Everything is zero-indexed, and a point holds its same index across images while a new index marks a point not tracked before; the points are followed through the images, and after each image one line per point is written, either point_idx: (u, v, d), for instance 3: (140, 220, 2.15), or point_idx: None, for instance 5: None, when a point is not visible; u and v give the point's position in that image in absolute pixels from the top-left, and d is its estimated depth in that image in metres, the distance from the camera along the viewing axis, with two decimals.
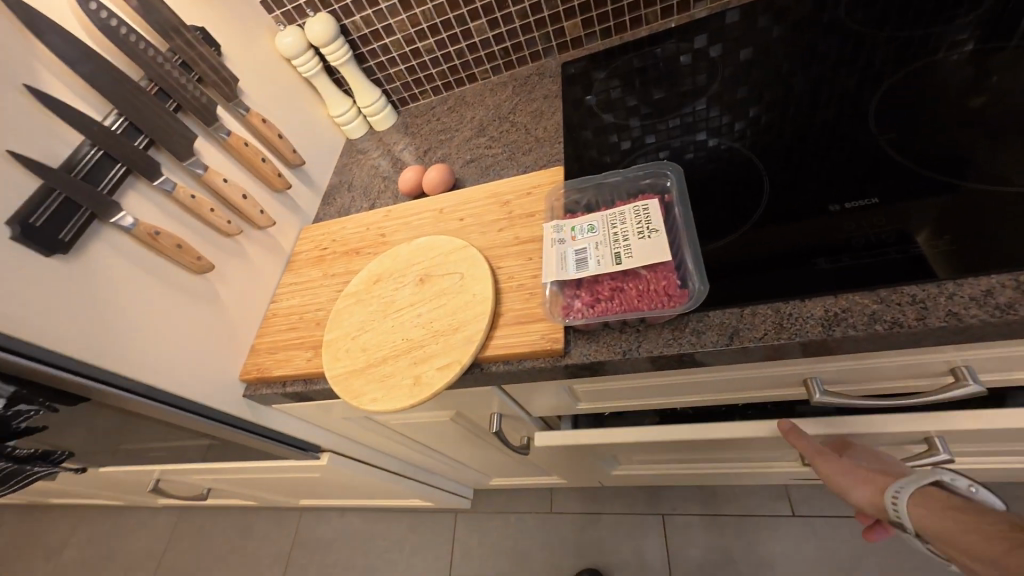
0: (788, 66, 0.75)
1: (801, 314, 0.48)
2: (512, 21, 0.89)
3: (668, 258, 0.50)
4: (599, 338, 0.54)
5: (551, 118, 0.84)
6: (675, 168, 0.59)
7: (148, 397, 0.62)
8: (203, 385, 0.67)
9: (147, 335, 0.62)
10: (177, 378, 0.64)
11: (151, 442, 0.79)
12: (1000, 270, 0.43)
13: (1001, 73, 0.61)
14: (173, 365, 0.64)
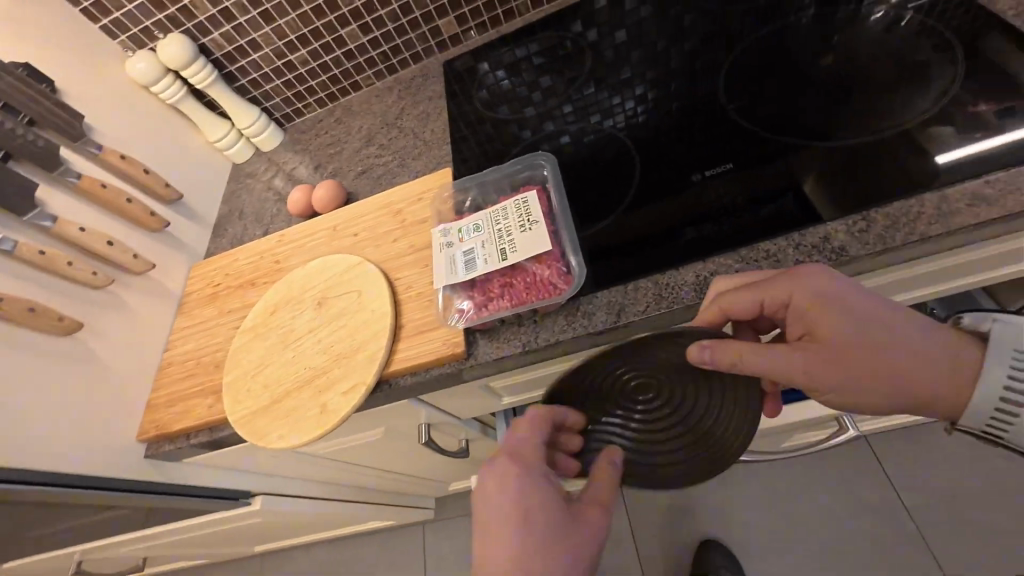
0: (658, 45, 0.78)
1: (676, 283, 0.50)
2: (383, 23, 0.87)
3: (549, 247, 0.51)
4: (499, 335, 0.55)
5: (437, 119, 0.83)
6: (548, 157, 0.61)
7: (23, 481, 0.56)
8: (93, 455, 0.62)
9: (8, 412, 0.56)
10: (57, 454, 0.58)
11: (50, 526, 0.72)
12: (835, 218, 0.48)
13: (841, 33, 0.65)
14: (48, 440, 0.58)
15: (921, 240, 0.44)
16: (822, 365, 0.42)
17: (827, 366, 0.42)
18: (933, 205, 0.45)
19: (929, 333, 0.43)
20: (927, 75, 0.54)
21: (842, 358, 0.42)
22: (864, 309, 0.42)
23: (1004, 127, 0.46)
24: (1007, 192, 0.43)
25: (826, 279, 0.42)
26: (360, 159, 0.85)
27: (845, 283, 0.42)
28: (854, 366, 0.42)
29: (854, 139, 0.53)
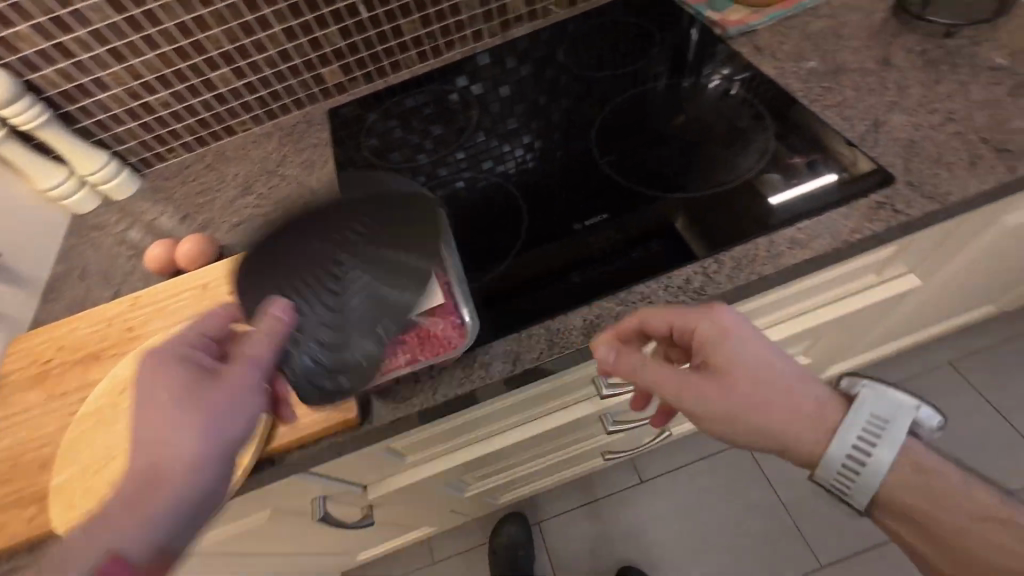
0: (537, 102, 0.84)
1: (565, 328, 0.53)
2: (259, 68, 0.83)
3: (442, 300, 0.51)
4: (396, 393, 0.53)
5: (323, 168, 0.81)
6: (437, 209, 0.62)
7: None
8: None
9: None
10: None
11: None
12: (692, 261, 0.54)
13: (687, 101, 0.73)
14: None
15: (759, 278, 0.52)
16: (698, 386, 0.48)
17: (706, 388, 0.47)
18: (765, 248, 0.54)
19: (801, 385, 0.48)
20: (749, 139, 0.64)
21: (725, 386, 0.47)
22: (757, 351, 0.48)
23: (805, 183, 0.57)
24: (814, 236, 0.53)
25: (732, 319, 0.48)
26: (236, 209, 0.78)
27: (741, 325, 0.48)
28: (739, 407, 0.47)
29: (704, 192, 0.60)
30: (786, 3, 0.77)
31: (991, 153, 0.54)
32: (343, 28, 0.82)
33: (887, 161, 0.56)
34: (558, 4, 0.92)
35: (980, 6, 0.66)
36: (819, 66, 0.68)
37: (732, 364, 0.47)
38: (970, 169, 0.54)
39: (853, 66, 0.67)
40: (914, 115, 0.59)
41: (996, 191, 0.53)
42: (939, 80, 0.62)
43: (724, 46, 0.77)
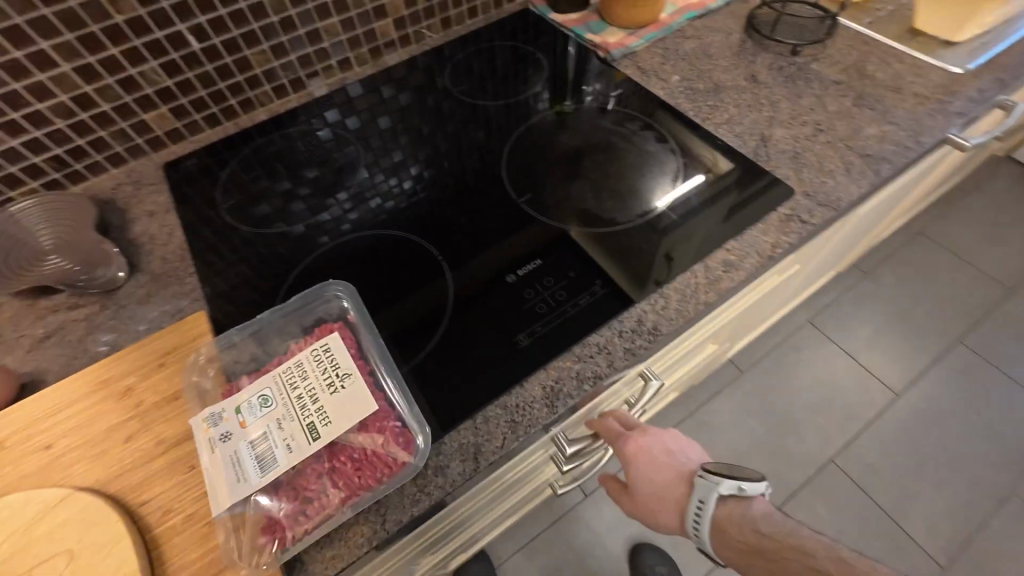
0: (428, 135, 0.76)
1: (525, 401, 0.46)
2: (47, 121, 0.60)
3: (374, 406, 0.41)
4: (333, 538, 0.40)
5: (168, 242, 0.62)
6: (342, 285, 0.51)
7: None
8: None
9: None
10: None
11: None
12: (640, 298, 0.51)
13: (576, 118, 0.73)
14: None
15: (705, 307, 0.51)
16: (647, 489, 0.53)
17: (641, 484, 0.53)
18: (703, 274, 0.53)
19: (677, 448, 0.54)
20: (657, 164, 0.63)
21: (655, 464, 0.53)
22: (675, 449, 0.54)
23: (720, 202, 0.58)
24: (743, 255, 0.54)
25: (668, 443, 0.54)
26: (37, 314, 0.56)
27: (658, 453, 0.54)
28: (650, 468, 0.53)
29: (627, 219, 0.58)
30: (655, 26, 0.80)
31: (858, 159, 0.61)
32: (166, 62, 0.65)
33: (782, 173, 0.60)
34: (432, 28, 0.84)
35: (812, 28, 0.76)
36: (700, 85, 0.71)
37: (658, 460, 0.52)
38: (847, 175, 0.59)
39: (728, 84, 0.71)
40: (791, 128, 0.65)
41: (869, 192, 0.59)
42: (800, 94, 0.68)
43: (610, 69, 0.76)
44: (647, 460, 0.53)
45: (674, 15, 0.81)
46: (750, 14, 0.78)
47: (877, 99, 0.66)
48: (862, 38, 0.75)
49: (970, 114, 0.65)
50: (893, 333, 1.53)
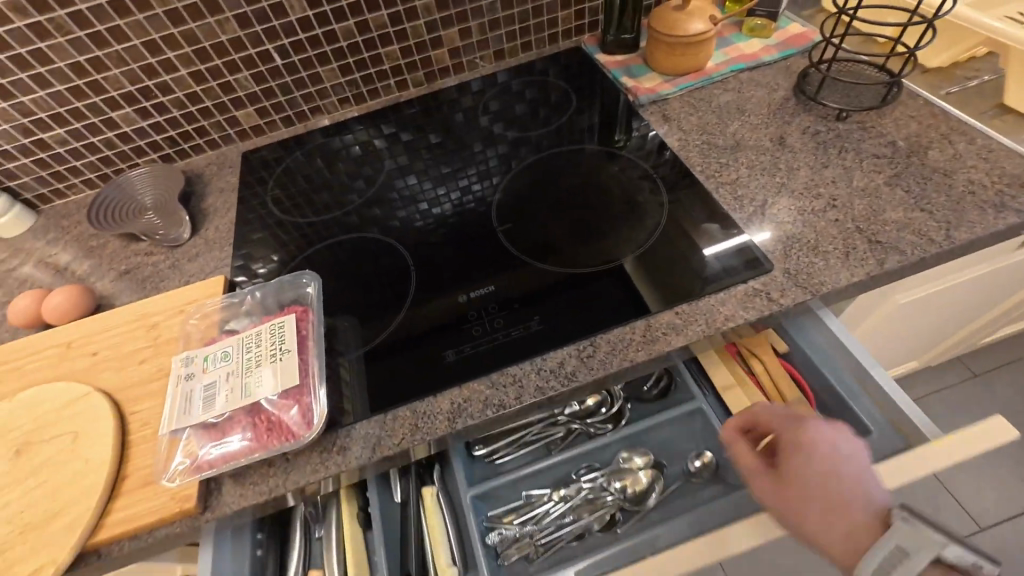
0: (454, 155, 0.84)
1: (432, 411, 0.51)
2: (167, 109, 0.80)
3: (296, 382, 0.49)
4: (245, 480, 0.49)
5: (225, 216, 0.78)
6: (310, 276, 0.60)
7: None
8: None
9: None
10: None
11: None
12: (569, 342, 0.53)
13: (585, 162, 0.76)
14: None
15: (631, 364, 0.51)
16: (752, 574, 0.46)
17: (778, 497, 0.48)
18: (640, 332, 0.53)
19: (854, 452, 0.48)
20: (643, 214, 0.65)
21: (810, 492, 0.46)
22: (830, 465, 0.47)
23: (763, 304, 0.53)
24: (689, 322, 0.53)
25: (827, 447, 0.48)
26: (127, 255, 0.74)
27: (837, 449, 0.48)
28: (804, 478, 0.47)
29: (586, 265, 0.61)
30: (697, 74, 0.78)
31: (864, 244, 0.55)
32: (256, 73, 0.81)
33: (768, 246, 0.57)
34: (485, 58, 0.92)
35: (865, 95, 0.69)
36: (720, 141, 0.69)
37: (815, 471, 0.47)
38: (842, 260, 0.54)
39: (750, 143, 0.68)
40: (799, 199, 0.60)
41: (865, 283, 0.53)
42: (827, 163, 0.63)
43: (636, 113, 0.78)
44: (800, 467, 0.48)
45: (720, 65, 0.79)
46: (803, 71, 0.73)
47: (918, 181, 0.59)
48: (931, 109, 0.66)
49: None
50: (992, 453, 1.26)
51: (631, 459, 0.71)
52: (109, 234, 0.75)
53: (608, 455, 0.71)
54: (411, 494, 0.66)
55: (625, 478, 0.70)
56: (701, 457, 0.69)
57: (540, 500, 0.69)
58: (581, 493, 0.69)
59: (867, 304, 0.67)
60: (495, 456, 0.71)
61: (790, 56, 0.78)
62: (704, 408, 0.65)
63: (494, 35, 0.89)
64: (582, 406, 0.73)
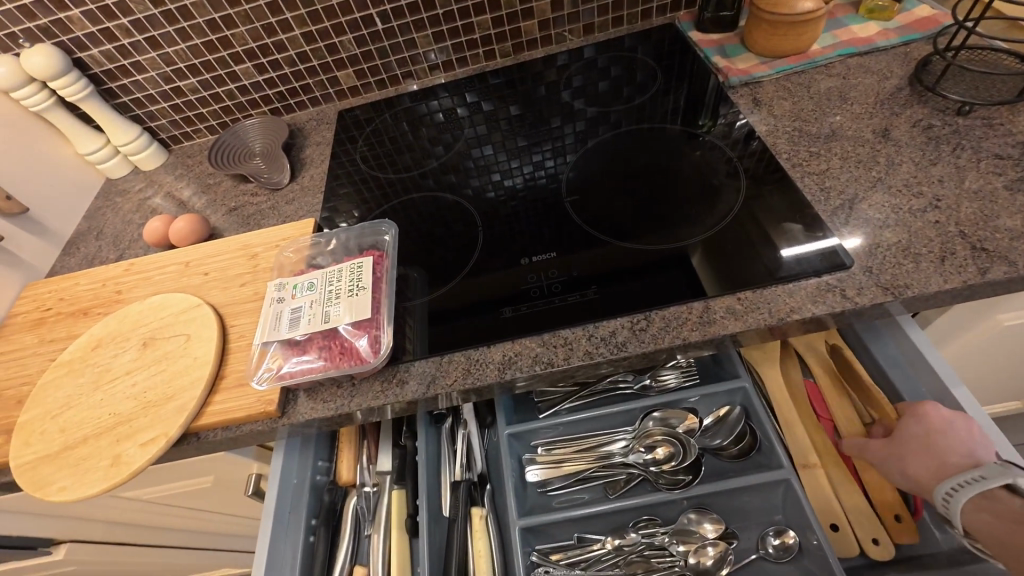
0: (532, 127, 0.85)
1: (484, 360, 0.54)
2: (280, 66, 0.89)
3: (369, 315, 0.54)
4: (318, 395, 0.56)
5: (319, 167, 0.86)
6: (390, 224, 0.66)
7: None
8: None
9: None
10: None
11: None
12: (622, 314, 0.54)
13: (662, 142, 0.75)
14: None
15: (683, 343, 0.51)
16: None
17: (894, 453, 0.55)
18: (697, 313, 0.53)
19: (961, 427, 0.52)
20: (716, 200, 0.64)
21: (921, 449, 0.53)
22: (941, 429, 0.52)
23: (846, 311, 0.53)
24: (750, 309, 0.52)
25: (942, 416, 0.53)
26: (237, 194, 0.84)
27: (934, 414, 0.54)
28: (910, 436, 0.54)
29: (647, 242, 0.61)
30: (797, 58, 0.74)
31: (967, 250, 0.50)
32: (359, 37, 0.87)
33: (850, 241, 0.54)
34: (573, 32, 0.92)
35: (995, 88, 0.61)
36: (814, 129, 0.65)
37: (956, 435, 0.52)
38: (936, 264, 0.50)
39: (848, 134, 0.63)
40: (896, 196, 0.56)
41: (961, 291, 0.49)
42: (935, 160, 0.57)
43: (725, 95, 0.75)
44: (916, 429, 0.54)
45: (826, 48, 0.73)
46: (924, 59, 0.66)
47: None
48: None
49: None
50: None
51: (699, 522, 0.66)
52: (224, 174, 0.86)
53: (672, 511, 0.67)
54: (460, 510, 0.64)
55: (691, 543, 0.65)
56: (782, 536, 0.62)
57: (593, 546, 0.66)
58: (638, 548, 0.66)
59: (958, 319, 0.62)
60: (548, 488, 0.69)
61: (912, 41, 0.70)
62: (792, 483, 0.58)
63: (585, 8, 0.88)
64: (652, 454, 0.69)
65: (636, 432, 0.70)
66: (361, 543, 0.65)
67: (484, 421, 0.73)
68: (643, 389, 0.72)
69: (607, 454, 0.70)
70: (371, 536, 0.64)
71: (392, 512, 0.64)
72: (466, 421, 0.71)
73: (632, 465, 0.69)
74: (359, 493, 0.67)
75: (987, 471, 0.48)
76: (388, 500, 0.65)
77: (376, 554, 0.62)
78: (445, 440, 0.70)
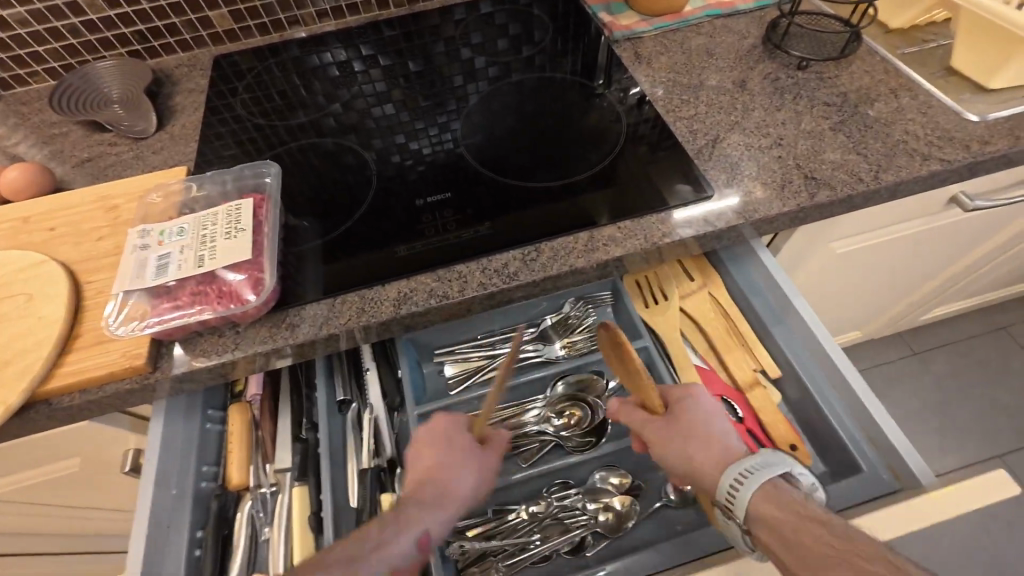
0: (428, 80, 0.84)
1: (379, 298, 0.54)
2: (136, 0, 0.78)
3: (250, 256, 0.51)
4: (196, 346, 0.51)
5: (192, 116, 0.78)
6: (274, 166, 0.62)
7: None
8: None
9: None
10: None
11: None
12: (515, 247, 0.56)
13: (554, 90, 0.78)
14: None
15: (571, 269, 0.54)
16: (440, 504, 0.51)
17: (665, 430, 0.52)
18: (583, 242, 0.56)
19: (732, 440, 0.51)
20: (600, 142, 0.68)
21: (700, 437, 0.51)
22: (705, 426, 0.52)
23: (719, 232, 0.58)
24: (628, 236, 0.56)
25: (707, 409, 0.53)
26: (90, 144, 0.74)
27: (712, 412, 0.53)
28: (697, 423, 0.52)
29: (537, 179, 0.64)
30: (673, 16, 0.80)
31: (801, 179, 0.58)
32: None
33: (711, 175, 0.60)
34: None
35: (827, 46, 0.72)
36: (685, 80, 0.71)
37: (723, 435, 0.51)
38: (778, 191, 0.58)
39: (713, 84, 0.70)
40: (749, 136, 0.63)
41: (796, 214, 0.57)
42: (780, 107, 0.66)
43: (610, 49, 0.79)
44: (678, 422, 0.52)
45: (697, 9, 0.80)
46: (773, 21, 0.75)
47: (859, 128, 0.62)
48: (885, 66, 0.69)
49: (958, 164, 0.59)
50: (909, 423, 1.40)
51: (608, 479, 0.64)
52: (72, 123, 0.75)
53: (583, 472, 0.65)
54: (367, 502, 0.57)
55: (602, 501, 0.63)
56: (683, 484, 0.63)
57: (508, 515, 0.62)
58: (552, 511, 0.63)
59: (800, 250, 0.73)
60: None
61: (765, 7, 0.79)
62: None
63: None
64: (563, 421, 0.67)
65: (548, 399, 0.68)
66: (259, 551, 0.57)
67: (394, 403, 0.65)
68: (554, 357, 0.70)
69: (520, 424, 0.67)
70: (270, 538, 0.57)
71: (293, 513, 0.57)
72: (372, 405, 0.63)
73: (544, 433, 0.66)
74: (254, 495, 0.59)
75: (770, 458, 0.47)
76: (290, 498, 0.59)
77: (276, 558, 0.55)
78: (352, 429, 0.62)
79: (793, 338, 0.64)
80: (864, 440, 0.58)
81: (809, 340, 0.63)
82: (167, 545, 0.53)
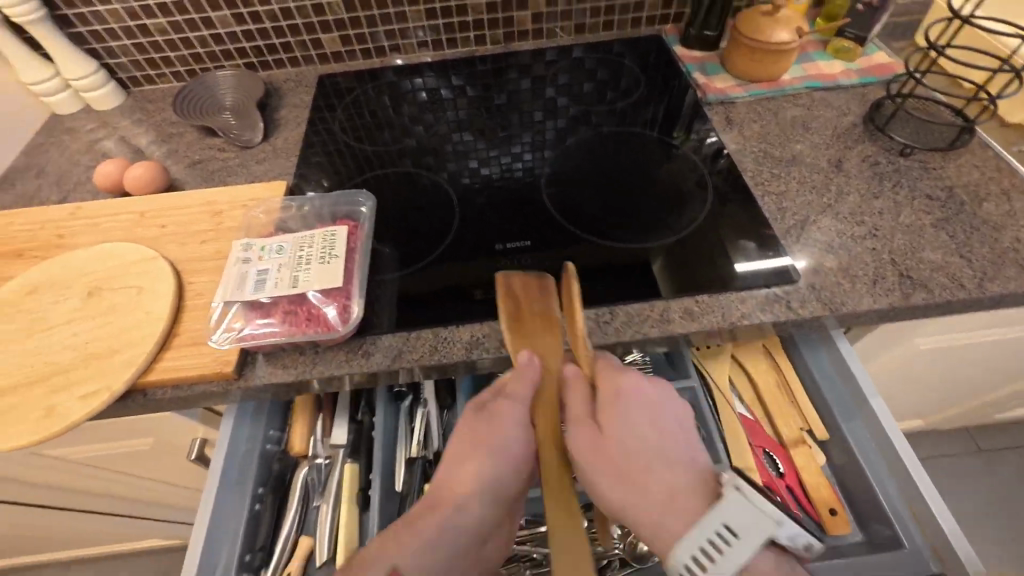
0: (515, 117, 0.86)
1: (452, 339, 0.55)
2: (260, 20, 0.84)
3: (340, 283, 0.53)
4: (278, 360, 0.55)
5: (293, 130, 0.83)
6: (367, 195, 0.67)
7: None
8: None
9: None
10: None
11: None
12: (589, 306, 0.57)
13: (638, 145, 0.78)
14: None
15: (643, 338, 0.54)
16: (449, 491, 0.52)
17: (602, 447, 0.49)
18: (659, 311, 0.56)
19: (685, 447, 0.51)
20: (684, 207, 0.67)
21: (641, 434, 0.50)
22: (649, 419, 0.51)
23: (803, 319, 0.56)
24: (706, 311, 0.55)
25: (648, 391, 0.53)
26: (201, 147, 0.80)
27: (640, 391, 0.52)
28: (632, 418, 0.51)
29: (615, 239, 0.64)
30: (770, 84, 0.79)
31: (895, 276, 0.56)
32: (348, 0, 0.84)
33: (800, 258, 0.59)
34: (564, 29, 0.93)
35: (934, 135, 0.69)
36: (778, 152, 0.70)
37: (641, 437, 0.50)
38: (869, 286, 0.55)
39: (807, 161, 0.69)
40: (842, 222, 0.61)
41: (887, 312, 0.55)
42: (878, 194, 0.64)
43: (701, 110, 0.78)
44: (632, 403, 0.52)
45: (796, 79, 0.79)
46: (877, 101, 0.73)
47: (964, 229, 0.59)
48: (999, 163, 0.65)
49: None
50: (967, 529, 1.29)
51: None
52: (189, 125, 0.82)
53: None
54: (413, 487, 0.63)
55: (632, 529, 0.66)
56: None
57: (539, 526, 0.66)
58: None
59: (880, 342, 0.70)
60: None
61: (869, 84, 0.77)
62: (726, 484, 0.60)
63: (579, 8, 0.90)
64: None
65: None
66: (308, 514, 0.63)
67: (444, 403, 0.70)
68: None
69: None
70: (320, 506, 0.62)
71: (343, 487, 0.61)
72: (425, 399, 0.67)
73: None
74: (310, 463, 0.65)
75: (735, 507, 0.43)
76: (340, 473, 0.63)
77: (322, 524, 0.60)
78: (403, 417, 0.67)
79: (864, 438, 0.61)
80: (906, 511, 0.57)
81: (881, 442, 0.60)
82: (221, 547, 0.56)
